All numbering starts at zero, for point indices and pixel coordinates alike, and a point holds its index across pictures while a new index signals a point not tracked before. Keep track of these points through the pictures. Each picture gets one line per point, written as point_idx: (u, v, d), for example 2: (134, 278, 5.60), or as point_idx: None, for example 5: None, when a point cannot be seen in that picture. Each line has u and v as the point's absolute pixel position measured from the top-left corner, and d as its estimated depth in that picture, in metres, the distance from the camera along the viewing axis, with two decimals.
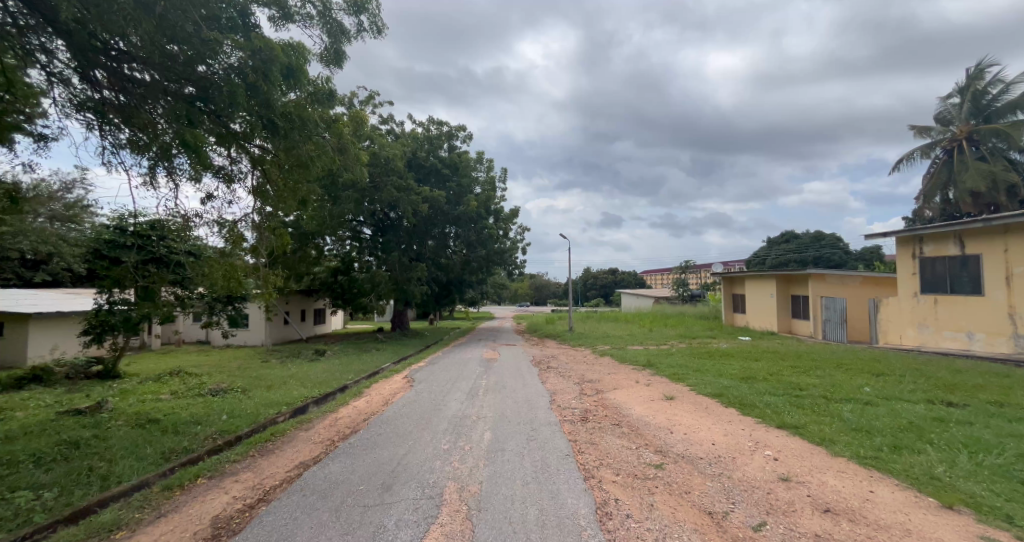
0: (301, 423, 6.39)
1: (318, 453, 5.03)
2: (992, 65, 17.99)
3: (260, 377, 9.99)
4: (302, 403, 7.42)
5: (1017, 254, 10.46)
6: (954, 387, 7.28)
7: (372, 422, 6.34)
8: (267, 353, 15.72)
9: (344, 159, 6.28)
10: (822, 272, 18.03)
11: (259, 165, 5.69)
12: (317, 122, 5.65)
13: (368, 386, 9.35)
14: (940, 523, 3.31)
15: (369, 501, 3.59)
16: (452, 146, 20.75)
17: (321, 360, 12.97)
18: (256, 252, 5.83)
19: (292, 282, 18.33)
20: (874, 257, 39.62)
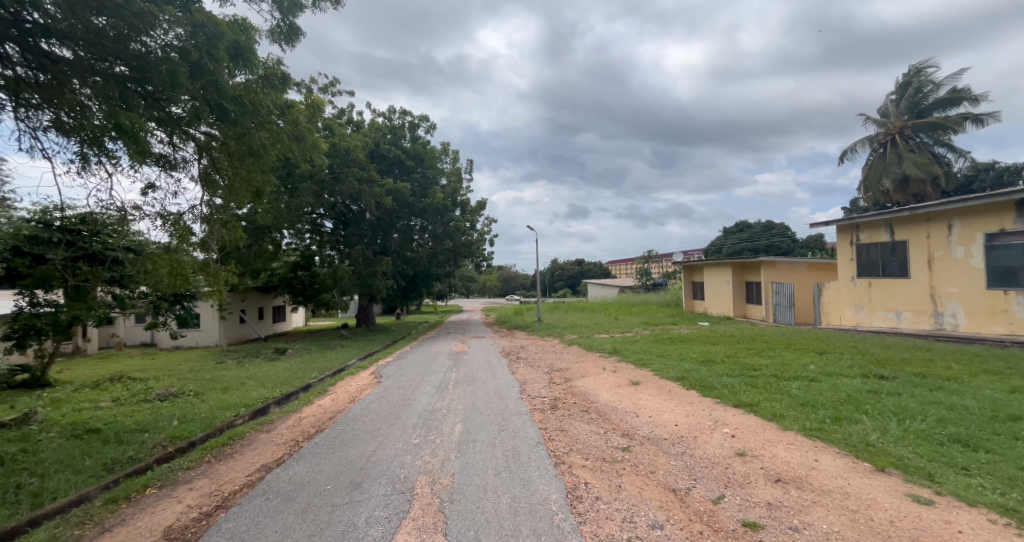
0: (261, 425, 6.25)
1: (282, 454, 4.98)
2: (928, 65, 19.38)
3: (213, 379, 9.63)
4: (262, 404, 7.26)
5: (938, 239, 11.47)
6: (887, 361, 7.97)
7: (338, 420, 6.28)
8: (220, 355, 15.10)
9: (302, 147, 6.15)
10: (773, 259, 19.10)
11: (207, 153, 5.47)
12: (271, 108, 5.48)
13: (333, 384, 9.23)
14: (874, 485, 3.68)
15: (336, 500, 3.61)
16: (416, 137, 20.46)
17: (284, 359, 12.65)
18: (205, 247, 5.60)
19: (247, 279, 17.63)
20: (817, 244, 42.19)
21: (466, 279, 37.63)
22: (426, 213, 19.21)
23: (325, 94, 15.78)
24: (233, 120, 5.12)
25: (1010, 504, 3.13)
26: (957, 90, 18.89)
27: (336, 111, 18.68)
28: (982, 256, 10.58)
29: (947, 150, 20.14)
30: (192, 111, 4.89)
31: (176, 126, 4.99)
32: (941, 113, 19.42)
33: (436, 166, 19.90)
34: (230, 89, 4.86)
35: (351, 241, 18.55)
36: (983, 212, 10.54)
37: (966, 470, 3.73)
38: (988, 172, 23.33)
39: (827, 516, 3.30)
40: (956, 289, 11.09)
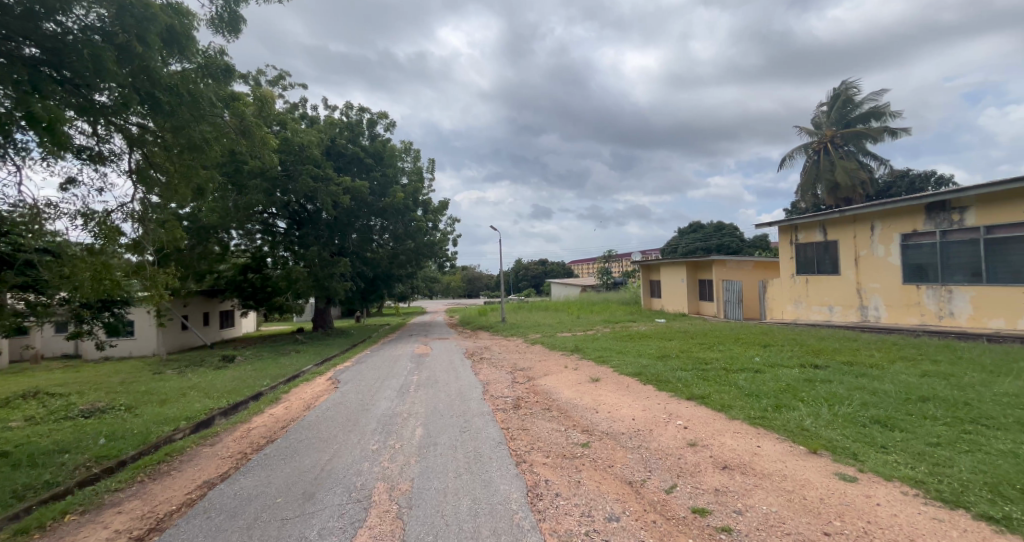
0: (204, 438, 5.96)
1: (226, 468, 4.78)
2: (854, 80, 21.03)
3: (149, 392, 9.05)
4: (206, 416, 6.91)
5: (863, 239, 12.44)
6: (822, 351, 8.58)
7: (291, 430, 6.08)
8: (159, 365, 14.18)
9: (249, 142, 5.93)
10: (723, 258, 20.05)
11: (139, 147, 5.15)
12: (212, 100, 5.27)
13: (286, 392, 8.90)
14: (808, 466, 3.98)
15: (287, 513, 3.51)
16: (375, 134, 20.02)
17: (232, 367, 12.05)
18: (137, 249, 5.28)
19: (190, 282, 16.65)
20: (764, 243, 44.64)
21: (429, 280, 37.16)
22: (386, 213, 18.79)
23: (274, 88, 15.18)
24: (168, 112, 4.89)
25: (919, 476, 3.48)
26: (878, 105, 20.66)
27: (289, 105, 18.00)
28: (899, 255, 11.59)
29: (870, 160, 21.92)
30: (120, 100, 4.60)
31: (100, 115, 4.64)
32: (866, 125, 21.18)
33: (395, 164, 19.56)
34: (164, 78, 4.64)
35: (306, 242, 17.88)
36: (899, 215, 11.55)
37: (883, 448, 4.10)
38: (901, 181, 25.69)
39: (766, 497, 3.54)
40: (878, 285, 12.08)
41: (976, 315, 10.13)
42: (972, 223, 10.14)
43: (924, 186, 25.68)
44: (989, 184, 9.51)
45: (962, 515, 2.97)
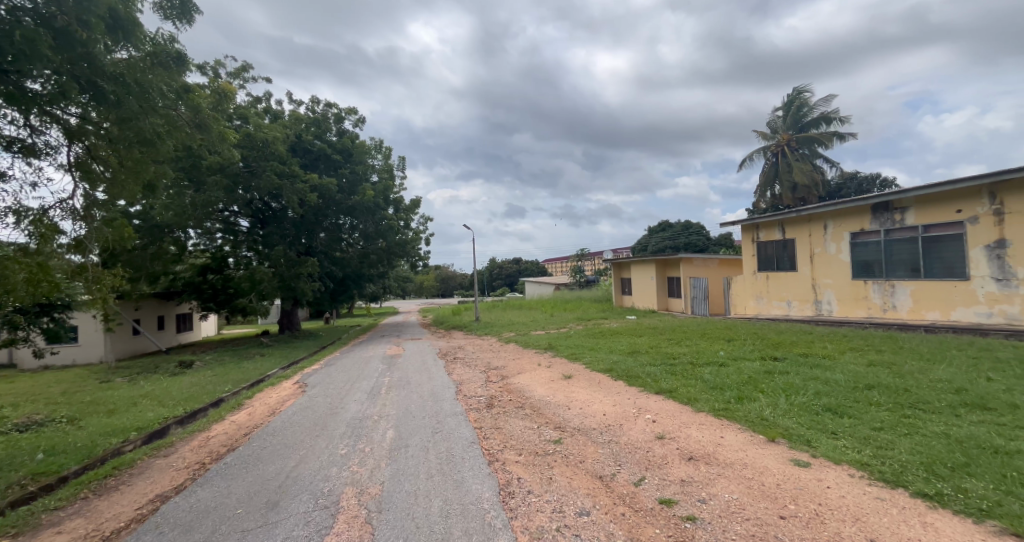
0: (157, 449, 5.72)
1: (182, 480, 4.61)
2: (807, 87, 22.08)
3: (96, 402, 8.59)
4: (159, 426, 6.63)
5: (817, 237, 13.06)
6: (782, 344, 8.97)
7: (253, 436, 5.91)
8: (108, 372, 13.44)
9: (205, 136, 5.79)
10: (690, 256, 20.63)
11: (81, 140, 4.89)
12: (164, 91, 5.08)
13: (249, 397, 8.63)
14: (766, 454, 4.18)
15: (247, 524, 3.43)
16: (343, 130, 19.57)
17: (190, 373, 11.55)
18: (78, 250, 5.03)
19: (143, 284, 15.84)
20: (729, 241, 46.21)
21: (401, 280, 36.68)
22: (356, 211, 18.42)
23: (235, 80, 14.67)
24: (114, 102, 4.67)
25: (865, 459, 3.71)
26: (829, 111, 21.83)
27: (250, 99, 17.35)
28: (849, 252, 12.24)
29: (823, 162, 23.03)
30: (58, 89, 4.35)
31: (34, 104, 4.34)
32: (818, 130, 22.31)
33: (365, 161, 19.19)
34: (108, 66, 4.46)
35: (271, 241, 17.34)
36: (850, 215, 12.18)
37: (834, 434, 4.35)
38: (852, 182, 27.08)
39: (729, 485, 3.69)
40: (831, 280, 12.72)
41: (915, 308, 10.83)
42: (912, 221, 10.81)
43: (870, 188, 27.26)
44: (928, 185, 10.16)
45: (901, 493, 3.20)
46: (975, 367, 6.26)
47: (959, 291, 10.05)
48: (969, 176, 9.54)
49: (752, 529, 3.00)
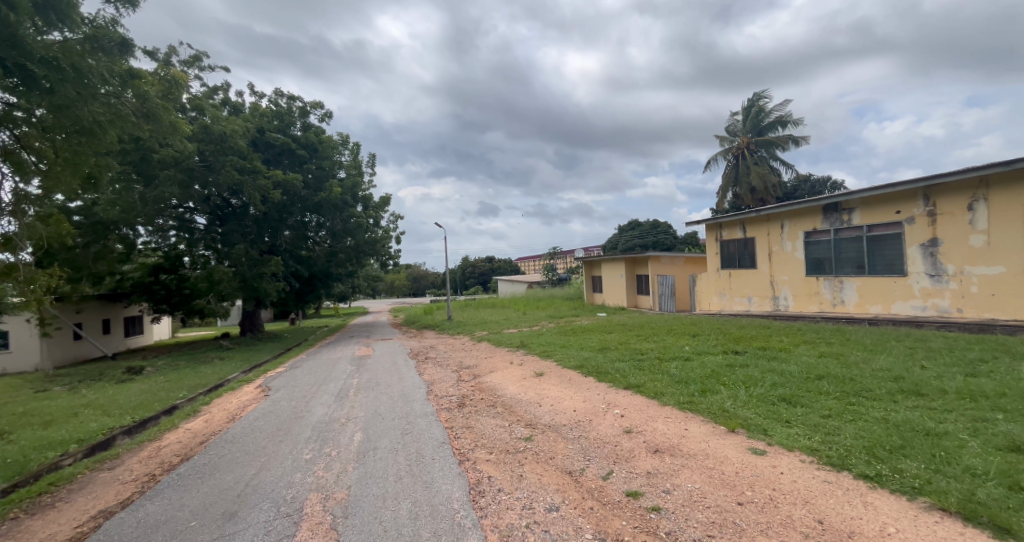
0: (100, 462, 5.41)
1: (132, 493, 4.41)
2: (764, 92, 23.01)
3: (33, 413, 8.03)
4: (104, 437, 6.28)
5: (775, 236, 13.66)
6: (743, 338, 9.34)
7: (210, 444, 5.71)
8: (48, 381, 12.58)
9: (154, 127, 5.62)
10: (657, 254, 21.15)
11: (8, 127, 4.59)
12: (103, 77, 4.81)
13: (205, 404, 8.29)
14: (726, 444, 4.37)
15: (202, 537, 3.32)
16: (308, 125, 19.04)
17: (141, 380, 10.98)
18: (9, 248, 4.79)
19: (87, 286, 14.90)
20: (694, 240, 47.62)
21: (371, 279, 36.01)
22: (322, 208, 17.97)
23: (190, 69, 14.09)
24: (46, 89, 4.37)
25: (814, 445, 3.94)
26: (784, 115, 22.78)
27: (207, 90, 16.63)
28: (803, 250, 12.87)
29: (781, 165, 24.06)
30: None
31: None
32: (775, 133, 23.28)
33: (332, 157, 18.74)
34: (38, 50, 4.11)
35: (230, 239, 16.69)
36: (804, 215, 12.80)
37: (788, 422, 4.58)
38: (806, 184, 28.43)
39: (692, 476, 3.84)
40: (787, 277, 13.33)
41: (860, 302, 11.49)
42: (858, 221, 11.47)
43: (823, 191, 28.73)
44: (873, 187, 10.80)
45: (846, 476, 3.41)
46: (912, 356, 6.74)
47: (898, 286, 10.73)
48: (908, 180, 10.21)
49: (713, 517, 3.12)
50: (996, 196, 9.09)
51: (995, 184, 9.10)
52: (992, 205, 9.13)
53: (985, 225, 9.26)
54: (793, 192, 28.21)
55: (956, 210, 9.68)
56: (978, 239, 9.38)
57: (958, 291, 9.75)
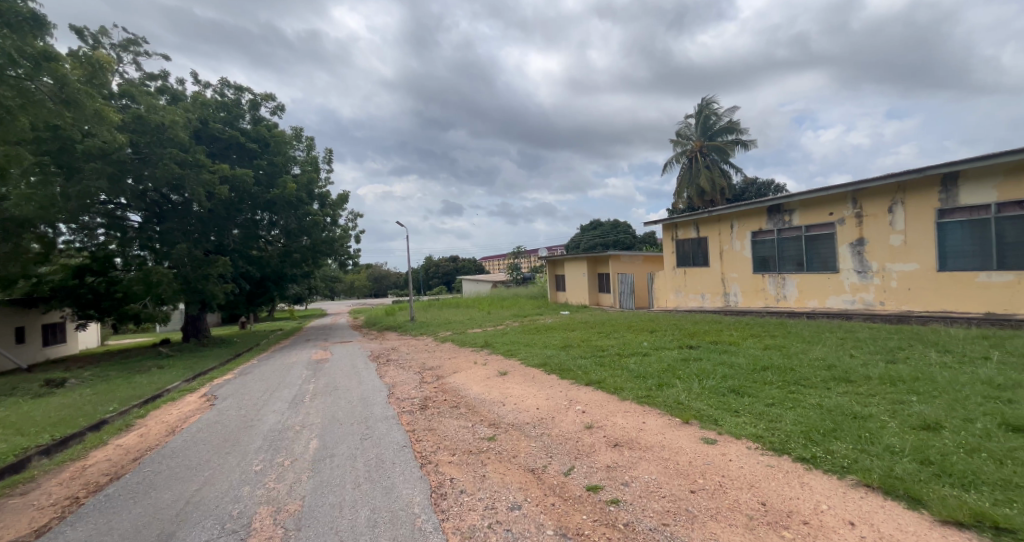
0: (12, 487, 4.92)
1: (54, 517, 4.08)
2: (714, 97, 24.11)
3: None
4: (20, 456, 5.71)
5: (726, 236, 14.31)
6: (697, 333, 9.74)
7: (145, 461, 5.35)
8: None
9: (75, 115, 5.54)
10: (617, 253, 21.71)
11: None
12: (11, 58, 4.75)
13: (139, 417, 7.75)
14: (681, 435, 4.55)
15: None
16: (258, 118, 18.22)
17: (64, 393, 10.10)
18: None
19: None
20: (652, 240, 49.20)
21: (329, 280, 34.88)
22: (275, 205, 17.27)
23: (124, 53, 13.20)
24: None
25: (759, 432, 4.18)
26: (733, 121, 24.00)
27: (142, 76, 15.54)
28: (750, 249, 13.57)
29: (731, 168, 25.23)
30: None
31: None
32: (725, 138, 24.39)
33: (285, 152, 18.04)
34: None
35: (170, 239, 15.64)
36: (750, 216, 13.51)
37: (736, 412, 4.84)
38: (752, 187, 30.03)
39: (648, 467, 3.98)
40: (736, 274, 14.00)
41: (800, 297, 12.24)
42: (797, 222, 12.23)
43: (768, 193, 30.42)
44: (810, 190, 11.56)
45: (786, 459, 3.66)
46: (843, 345, 7.27)
47: (832, 282, 11.51)
48: (839, 184, 11.00)
49: (668, 507, 3.25)
50: (910, 200, 9.94)
51: (910, 189, 9.93)
52: (908, 208, 9.98)
53: (903, 226, 10.10)
54: (741, 193, 29.69)
55: (879, 213, 10.50)
56: (897, 238, 10.22)
57: (881, 286, 10.57)
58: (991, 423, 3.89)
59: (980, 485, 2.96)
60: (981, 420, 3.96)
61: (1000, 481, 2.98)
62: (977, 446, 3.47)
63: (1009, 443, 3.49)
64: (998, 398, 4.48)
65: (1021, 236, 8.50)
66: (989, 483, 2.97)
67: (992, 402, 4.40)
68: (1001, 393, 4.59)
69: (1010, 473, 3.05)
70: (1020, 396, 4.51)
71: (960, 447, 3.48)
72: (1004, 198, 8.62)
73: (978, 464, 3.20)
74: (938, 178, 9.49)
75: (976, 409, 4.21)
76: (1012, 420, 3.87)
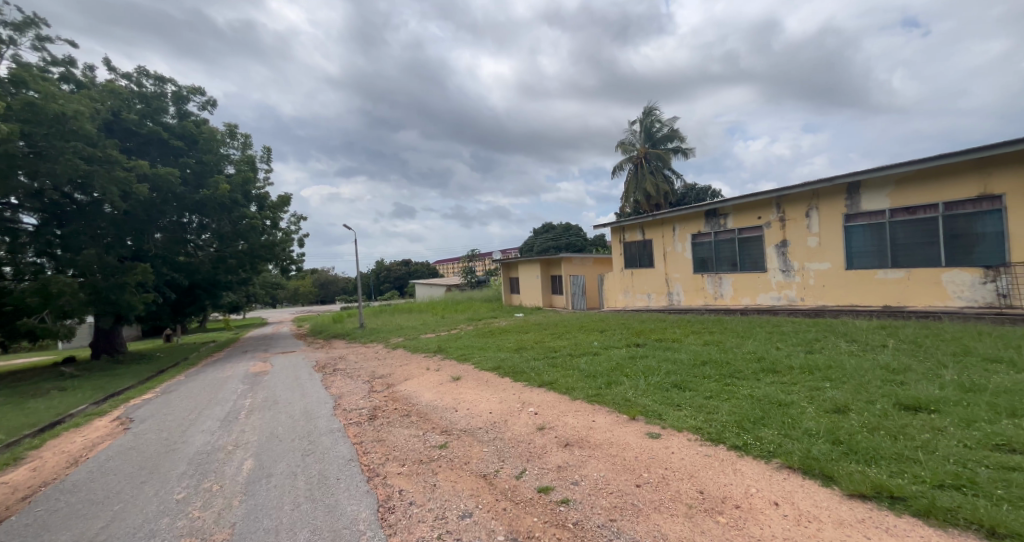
0: None
1: None
2: (655, 107, 25.21)
3: None
4: None
5: (669, 238, 14.94)
6: (645, 332, 10.07)
7: (41, 498, 4.77)
8: None
9: None
10: (569, 255, 22.14)
11: None
12: None
13: (36, 447, 6.93)
14: (627, 431, 4.68)
15: None
16: (184, 112, 16.98)
17: None
18: None
19: None
20: (602, 242, 50.61)
21: (272, 285, 33.12)
22: (206, 207, 16.14)
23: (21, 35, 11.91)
24: None
25: (698, 424, 4.37)
26: (674, 130, 25.23)
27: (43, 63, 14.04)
28: (690, 250, 14.26)
29: (673, 174, 26.43)
30: None
31: None
32: (667, 145, 25.54)
33: (216, 150, 16.93)
34: None
35: (74, 244, 14.07)
36: (690, 219, 14.20)
37: (678, 405, 5.03)
38: (692, 193, 31.63)
39: (598, 464, 4.04)
40: (679, 274, 14.64)
41: (735, 295, 12.98)
42: (731, 225, 12.99)
43: (706, 198, 32.16)
44: (741, 196, 12.32)
45: (721, 448, 3.83)
46: (771, 339, 7.78)
47: (761, 280, 12.30)
48: (765, 191, 11.81)
49: (615, 502, 3.30)
50: (823, 205, 10.85)
51: (824, 195, 10.83)
52: (822, 212, 10.87)
53: (818, 229, 10.99)
54: (682, 198, 31.21)
55: (798, 217, 11.36)
56: (814, 240, 11.09)
57: (802, 283, 11.40)
58: (888, 403, 4.28)
59: (879, 459, 3.24)
60: (881, 401, 4.35)
61: (895, 455, 3.27)
62: (877, 424, 3.80)
63: (902, 420, 3.86)
64: (894, 381, 4.96)
65: (909, 238, 9.49)
66: (886, 457, 3.26)
67: (890, 385, 4.86)
68: (896, 377, 5.08)
69: (903, 447, 3.36)
70: (912, 378, 5.01)
71: (864, 427, 3.80)
72: (896, 204, 9.61)
73: (878, 440, 3.50)
74: (845, 185, 10.41)
75: (877, 392, 4.64)
76: (905, 399, 4.29)
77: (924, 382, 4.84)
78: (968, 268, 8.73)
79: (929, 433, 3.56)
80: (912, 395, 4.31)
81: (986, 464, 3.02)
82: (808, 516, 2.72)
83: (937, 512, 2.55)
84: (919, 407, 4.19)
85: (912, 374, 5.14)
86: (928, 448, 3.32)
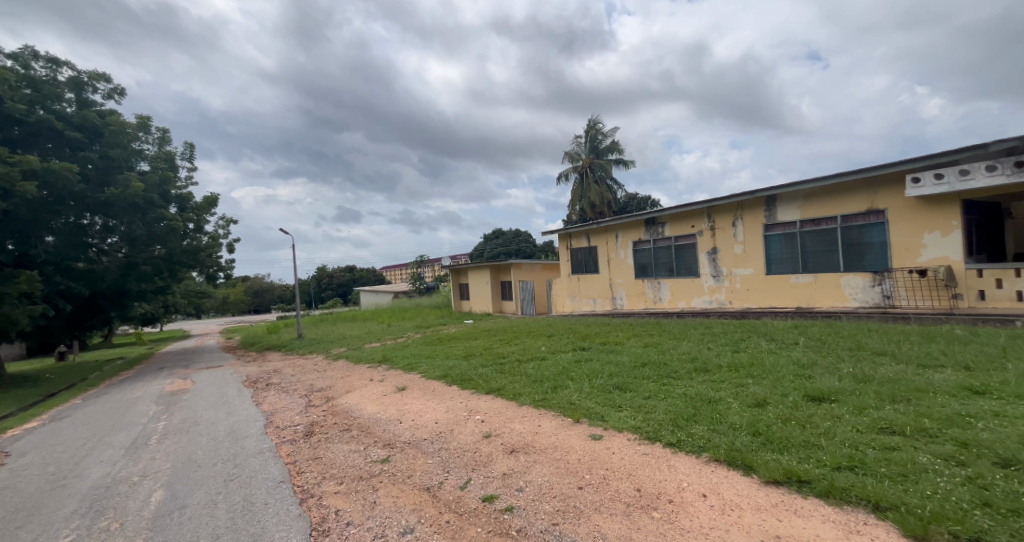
0: None
1: None
2: (599, 120, 26.10)
3: None
4: None
5: (613, 246, 15.44)
6: (590, 336, 10.32)
7: None
8: None
9: None
10: (519, 261, 22.33)
11: None
12: None
13: None
14: (571, 434, 4.75)
15: None
16: (84, 99, 15.42)
17: None
18: None
19: None
20: (551, 249, 51.45)
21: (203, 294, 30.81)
22: (115, 207, 14.71)
23: None
24: None
25: (636, 423, 4.53)
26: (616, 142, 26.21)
27: None
28: (632, 257, 14.84)
29: (616, 184, 27.39)
30: None
31: None
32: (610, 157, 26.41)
33: (125, 144, 15.49)
34: None
35: None
36: (631, 227, 14.80)
37: (620, 406, 5.19)
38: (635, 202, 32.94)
39: (543, 469, 4.06)
40: (622, 280, 15.17)
41: (672, 299, 13.62)
42: (668, 233, 13.67)
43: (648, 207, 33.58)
44: (676, 206, 13.03)
45: (657, 445, 4.00)
46: (703, 339, 8.24)
47: (694, 285, 13.00)
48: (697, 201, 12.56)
49: (558, 506, 3.34)
50: (747, 216, 11.70)
51: (748, 206, 11.68)
52: (747, 222, 11.70)
53: (743, 237, 11.81)
54: (626, 207, 32.40)
55: (726, 226, 12.17)
56: (739, 247, 11.91)
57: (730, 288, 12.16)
58: (798, 395, 4.66)
59: (789, 447, 3.51)
60: (792, 393, 4.73)
61: (802, 442, 3.56)
62: (788, 415, 4.12)
63: (808, 411, 4.20)
64: (804, 375, 5.40)
65: (816, 247, 10.43)
66: (795, 444, 3.53)
67: (800, 379, 5.28)
68: (805, 371, 5.53)
69: (808, 434, 3.67)
70: (818, 371, 5.48)
71: (778, 418, 4.10)
72: (805, 216, 10.55)
73: (789, 430, 3.80)
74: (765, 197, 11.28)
75: (790, 385, 5.03)
76: (811, 391, 4.69)
77: (828, 375, 5.31)
78: (861, 273, 9.71)
79: (829, 421, 3.91)
80: (817, 387, 4.72)
81: (873, 445, 3.35)
82: (730, 505, 2.88)
83: (834, 491, 2.80)
84: (822, 397, 4.59)
85: (818, 368, 5.62)
86: (828, 434, 3.64)
